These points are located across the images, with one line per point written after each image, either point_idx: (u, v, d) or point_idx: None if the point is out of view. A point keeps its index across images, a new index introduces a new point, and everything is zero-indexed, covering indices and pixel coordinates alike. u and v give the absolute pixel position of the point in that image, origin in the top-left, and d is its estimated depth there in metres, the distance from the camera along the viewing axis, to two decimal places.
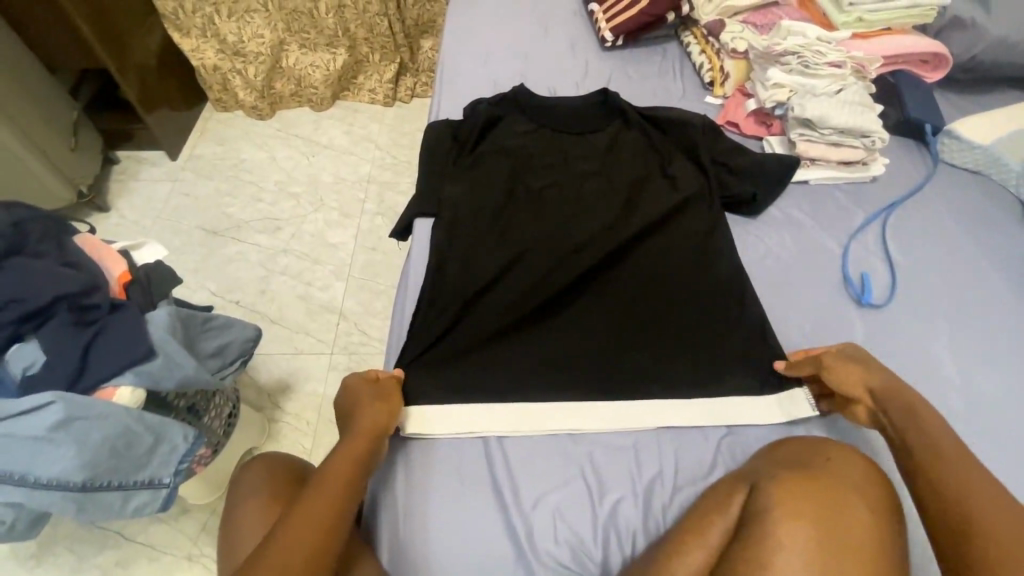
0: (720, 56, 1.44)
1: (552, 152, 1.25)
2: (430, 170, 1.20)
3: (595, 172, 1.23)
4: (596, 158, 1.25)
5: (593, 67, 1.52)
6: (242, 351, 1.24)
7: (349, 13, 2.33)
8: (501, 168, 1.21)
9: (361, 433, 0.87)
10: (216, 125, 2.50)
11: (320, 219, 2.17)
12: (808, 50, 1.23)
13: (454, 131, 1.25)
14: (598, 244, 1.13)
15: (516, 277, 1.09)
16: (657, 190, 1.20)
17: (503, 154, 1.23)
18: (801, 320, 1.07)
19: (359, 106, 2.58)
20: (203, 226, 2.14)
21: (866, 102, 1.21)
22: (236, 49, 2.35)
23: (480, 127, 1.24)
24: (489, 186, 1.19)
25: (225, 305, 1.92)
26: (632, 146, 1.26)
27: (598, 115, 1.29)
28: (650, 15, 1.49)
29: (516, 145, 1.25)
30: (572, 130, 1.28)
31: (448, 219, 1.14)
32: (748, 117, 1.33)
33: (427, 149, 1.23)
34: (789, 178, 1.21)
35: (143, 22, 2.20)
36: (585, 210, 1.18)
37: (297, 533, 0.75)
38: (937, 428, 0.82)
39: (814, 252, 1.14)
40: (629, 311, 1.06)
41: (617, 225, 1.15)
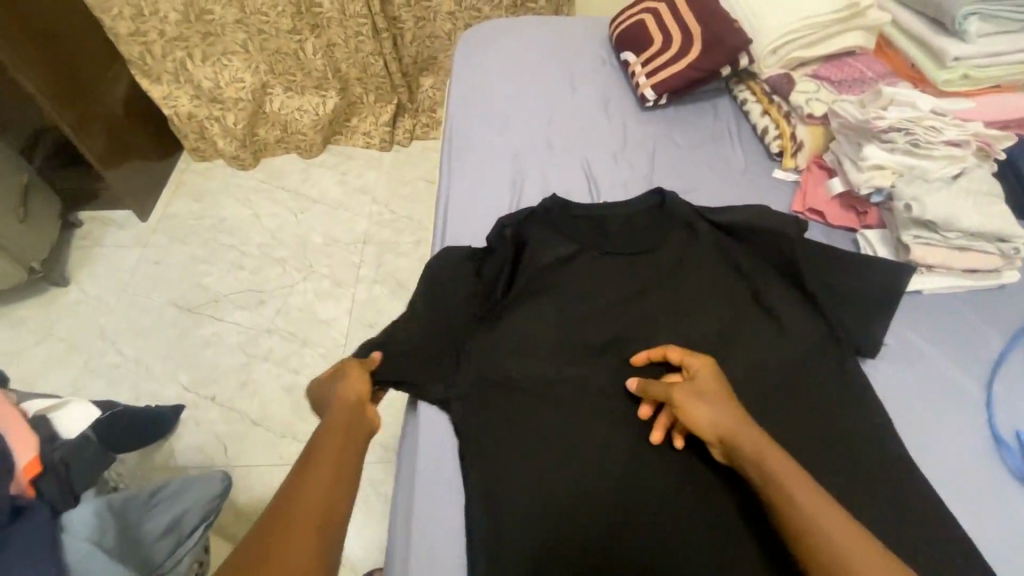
0: (789, 119, 1.19)
1: (613, 278, 0.98)
2: (444, 324, 0.89)
3: (666, 312, 0.95)
4: (667, 288, 0.97)
5: (633, 132, 1.25)
6: (205, 515, 0.98)
7: (339, 52, 2.08)
8: (545, 315, 0.93)
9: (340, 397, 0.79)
10: (193, 177, 2.23)
11: (310, 289, 1.90)
12: (919, 124, 0.97)
13: (473, 261, 0.95)
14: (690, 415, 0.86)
15: (591, 490, 0.80)
16: (750, 331, 0.94)
17: (543, 295, 0.96)
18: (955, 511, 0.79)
19: (352, 151, 2.32)
20: (174, 302, 1.87)
21: (995, 190, 0.95)
22: (212, 95, 2.09)
23: (508, 263, 0.95)
24: (532, 337, 0.91)
25: (199, 402, 1.65)
26: (710, 266, 0.99)
27: (658, 226, 1.01)
28: (700, 70, 1.24)
29: (557, 281, 0.97)
30: (634, 248, 0.99)
31: (479, 400, 0.86)
32: (833, 202, 1.07)
33: (435, 292, 0.92)
34: (903, 290, 0.94)
35: (108, 69, 1.95)
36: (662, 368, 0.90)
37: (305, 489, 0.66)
38: (780, 465, 0.70)
39: (946, 395, 0.88)
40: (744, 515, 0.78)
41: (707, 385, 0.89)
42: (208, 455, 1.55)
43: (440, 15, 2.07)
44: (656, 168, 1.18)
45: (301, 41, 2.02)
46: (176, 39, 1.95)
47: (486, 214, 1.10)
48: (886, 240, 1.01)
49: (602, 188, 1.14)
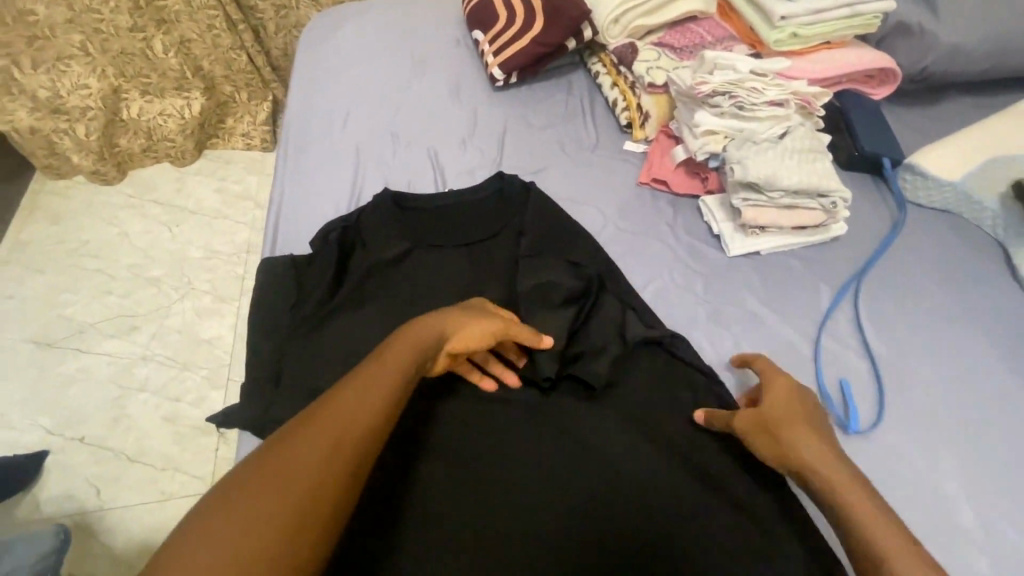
0: (634, 90, 1.17)
1: (447, 271, 0.95)
2: (267, 339, 0.88)
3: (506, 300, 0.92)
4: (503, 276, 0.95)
5: (484, 114, 1.20)
6: (48, 565, 0.94)
7: (196, 48, 1.93)
8: (375, 321, 0.90)
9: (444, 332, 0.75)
10: (49, 198, 2.02)
11: (189, 308, 1.77)
12: (742, 86, 0.97)
13: (297, 276, 0.93)
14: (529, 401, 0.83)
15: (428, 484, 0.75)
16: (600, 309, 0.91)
17: (376, 301, 0.92)
18: None
19: (231, 154, 2.17)
20: (33, 338, 1.69)
21: (818, 146, 0.97)
22: (54, 106, 1.88)
23: (332, 267, 0.92)
24: (364, 345, 0.87)
25: (65, 446, 1.51)
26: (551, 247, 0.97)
27: (496, 213, 1.00)
28: (545, 45, 1.20)
29: (387, 282, 0.94)
30: (467, 237, 0.98)
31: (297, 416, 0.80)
32: (676, 171, 1.07)
33: (258, 307, 0.91)
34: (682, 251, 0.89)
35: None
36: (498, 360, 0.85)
37: (296, 452, 0.56)
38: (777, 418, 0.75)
39: (778, 355, 0.89)
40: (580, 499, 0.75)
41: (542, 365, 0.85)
42: (79, 501, 1.43)
43: (302, 3, 1.97)
44: (507, 152, 1.14)
45: (147, 38, 1.85)
46: None
47: (324, 217, 1.03)
48: (725, 204, 1.01)
49: (448, 178, 1.09)
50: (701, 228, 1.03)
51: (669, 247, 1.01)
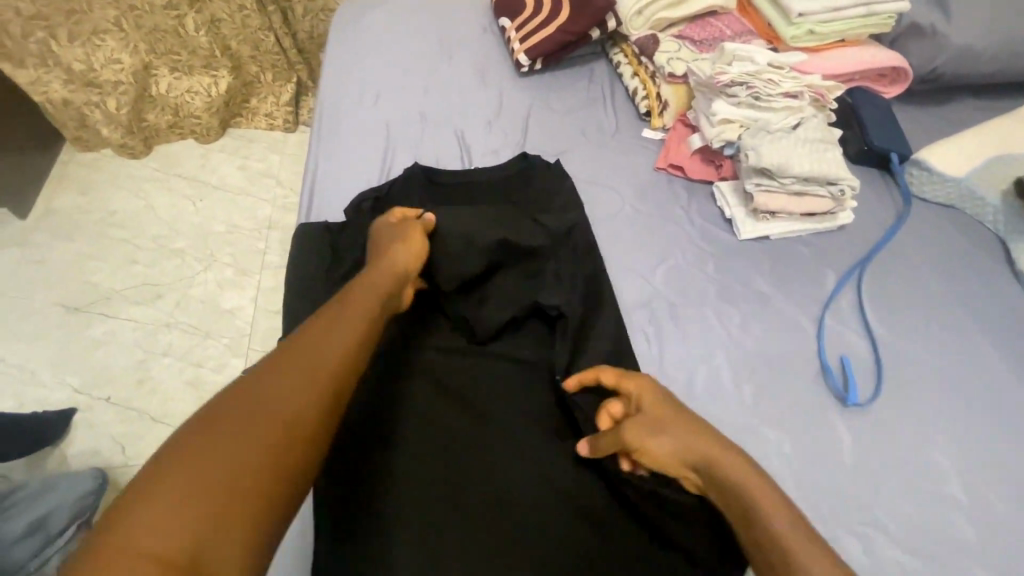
0: (654, 80, 1.22)
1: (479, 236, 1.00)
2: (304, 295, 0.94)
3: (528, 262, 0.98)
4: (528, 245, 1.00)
5: (509, 98, 1.25)
6: (76, 512, 1.04)
7: (226, 28, 1.98)
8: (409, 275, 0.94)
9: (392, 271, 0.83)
10: (77, 169, 2.08)
11: (211, 280, 1.83)
12: (759, 78, 1.02)
13: (331, 238, 0.98)
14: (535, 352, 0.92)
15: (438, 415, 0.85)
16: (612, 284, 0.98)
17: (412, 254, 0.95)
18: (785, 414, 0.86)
19: (254, 134, 2.23)
20: (61, 302, 1.76)
21: (829, 138, 1.02)
22: (87, 79, 1.94)
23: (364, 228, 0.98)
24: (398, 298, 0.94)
25: (92, 405, 1.57)
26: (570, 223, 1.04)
27: (518, 184, 1.06)
28: (570, 33, 1.25)
29: None
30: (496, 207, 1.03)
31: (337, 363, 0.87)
32: (692, 158, 1.12)
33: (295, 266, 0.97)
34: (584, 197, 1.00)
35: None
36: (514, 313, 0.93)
37: (271, 383, 0.59)
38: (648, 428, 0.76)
39: (783, 332, 0.94)
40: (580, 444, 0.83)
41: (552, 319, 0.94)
42: (104, 458, 1.49)
43: None
44: (530, 134, 1.19)
45: (180, 16, 1.91)
46: (36, 18, 1.79)
47: (356, 187, 1.08)
48: (738, 190, 1.06)
49: (475, 155, 1.15)
50: (714, 212, 1.08)
51: (683, 229, 1.06)
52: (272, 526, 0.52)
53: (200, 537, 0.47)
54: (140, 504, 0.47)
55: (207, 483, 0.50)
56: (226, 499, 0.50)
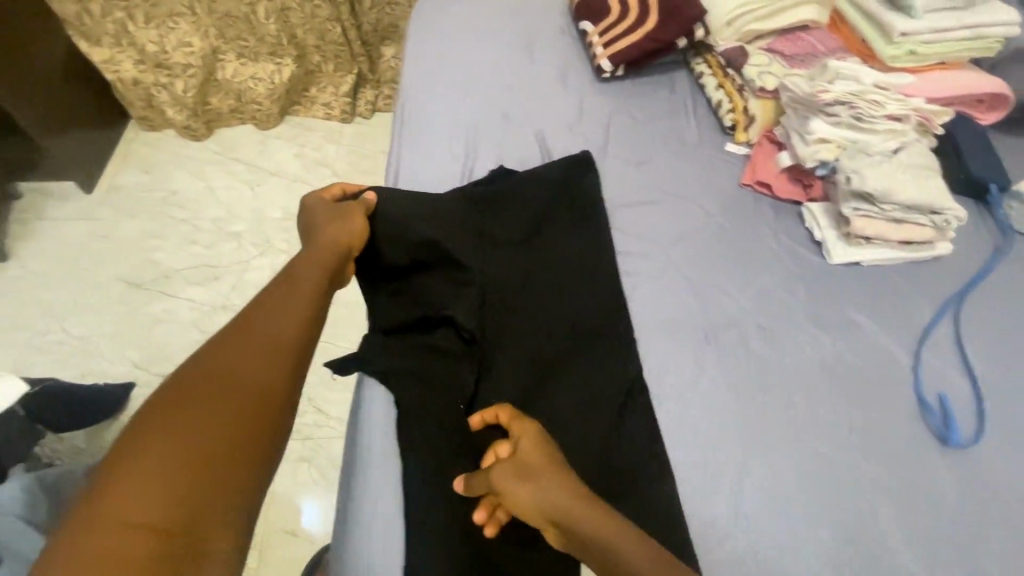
0: (741, 93, 1.19)
1: (512, 230, 1.01)
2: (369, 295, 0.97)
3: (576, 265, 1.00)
4: (557, 244, 1.02)
5: (590, 103, 1.24)
6: None
7: (294, 16, 2.00)
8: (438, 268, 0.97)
9: (326, 247, 0.88)
10: (142, 148, 2.13)
11: (267, 265, 1.86)
12: (863, 98, 0.99)
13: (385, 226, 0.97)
14: (553, 345, 0.92)
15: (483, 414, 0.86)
16: (700, 293, 0.98)
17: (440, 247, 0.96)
18: (881, 450, 0.84)
19: (311, 122, 2.25)
20: (123, 278, 1.80)
21: (931, 165, 0.98)
22: (158, 61, 1.98)
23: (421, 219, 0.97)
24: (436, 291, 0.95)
25: (150, 380, 1.60)
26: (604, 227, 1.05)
27: (568, 182, 1.07)
28: (657, 42, 1.23)
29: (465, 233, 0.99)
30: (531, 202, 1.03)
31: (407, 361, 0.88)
32: (780, 176, 1.09)
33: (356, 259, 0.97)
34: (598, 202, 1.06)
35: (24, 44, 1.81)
36: (559, 309, 0.96)
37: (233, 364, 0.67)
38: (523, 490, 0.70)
39: (874, 363, 0.91)
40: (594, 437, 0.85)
41: (568, 311, 0.96)
42: None
43: None
44: (611, 142, 1.18)
45: (252, 3, 1.93)
46: None
47: (438, 186, 1.09)
48: (830, 212, 1.03)
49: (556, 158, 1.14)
50: (802, 233, 1.05)
51: (769, 249, 1.03)
52: (253, 473, 0.61)
53: (186, 499, 0.56)
54: (110, 495, 0.54)
55: (177, 457, 0.57)
56: (200, 465, 0.58)
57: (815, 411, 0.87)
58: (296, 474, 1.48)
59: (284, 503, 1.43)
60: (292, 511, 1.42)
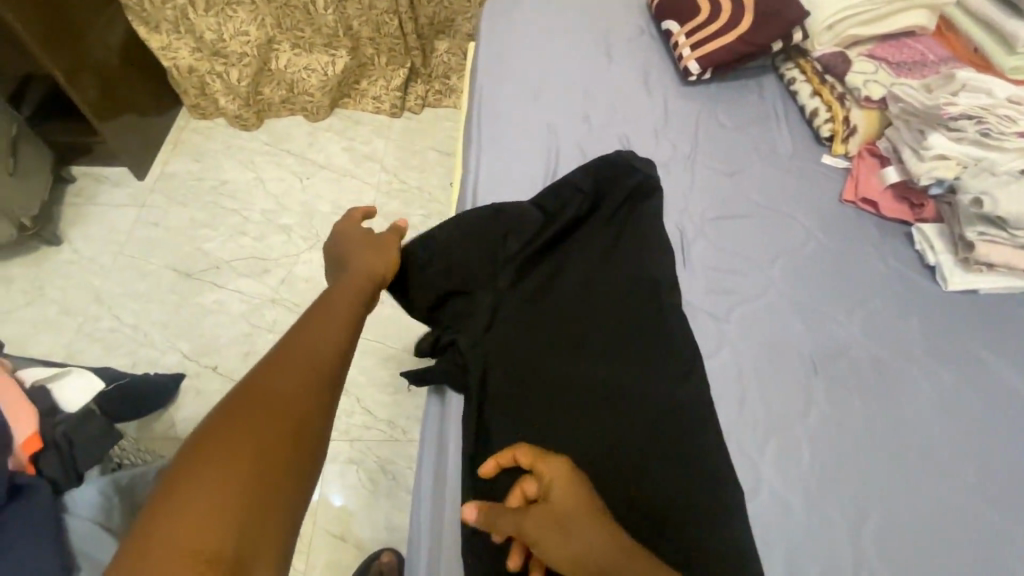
0: (842, 102, 1.11)
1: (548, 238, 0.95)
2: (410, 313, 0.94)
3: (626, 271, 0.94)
4: (571, 259, 0.96)
5: (675, 107, 1.18)
6: None
7: (352, 8, 1.96)
8: (439, 284, 0.93)
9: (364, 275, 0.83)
10: (194, 136, 2.12)
11: (316, 260, 1.83)
12: (993, 113, 0.91)
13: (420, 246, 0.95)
14: (557, 361, 0.86)
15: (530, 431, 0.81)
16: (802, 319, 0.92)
17: (454, 265, 0.92)
18: (1013, 501, 0.78)
19: (361, 116, 2.22)
20: (173, 267, 1.78)
21: None
22: (214, 49, 1.97)
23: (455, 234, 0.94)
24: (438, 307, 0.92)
25: (198, 372, 1.58)
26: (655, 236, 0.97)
27: (608, 181, 1.00)
28: (750, 44, 1.16)
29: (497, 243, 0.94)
30: (539, 211, 0.97)
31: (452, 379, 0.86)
32: (886, 193, 1.02)
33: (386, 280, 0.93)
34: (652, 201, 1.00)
35: (89, 24, 1.77)
36: (607, 317, 0.90)
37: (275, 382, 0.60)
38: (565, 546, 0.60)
39: (997, 404, 0.84)
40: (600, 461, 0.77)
41: (573, 324, 0.89)
42: None
43: None
44: (699, 149, 1.11)
45: None
46: None
47: (522, 190, 1.04)
48: (945, 235, 0.95)
49: None
50: (912, 256, 0.97)
51: (875, 272, 0.96)
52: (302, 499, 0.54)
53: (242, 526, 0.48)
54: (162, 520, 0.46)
55: (231, 477, 0.50)
56: (255, 487, 0.50)
57: (936, 454, 0.81)
58: (344, 477, 1.44)
59: (332, 506, 1.39)
60: (340, 515, 1.39)
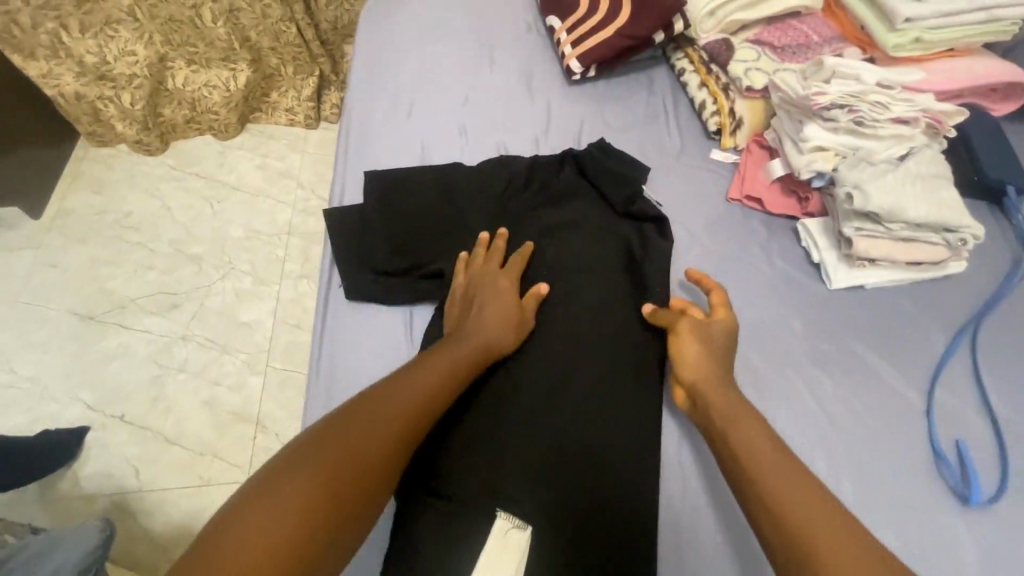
0: (727, 93, 1.06)
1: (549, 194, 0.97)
2: (383, 242, 0.90)
3: (618, 235, 0.93)
4: (569, 211, 0.95)
5: (559, 109, 1.11)
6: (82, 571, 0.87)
7: (245, 18, 1.84)
8: (434, 225, 0.93)
9: (477, 347, 0.78)
10: (93, 166, 1.99)
11: (230, 289, 1.73)
12: (864, 100, 0.86)
13: (405, 189, 0.95)
14: (550, 313, 0.87)
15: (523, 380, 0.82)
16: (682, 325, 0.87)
17: (452, 211, 0.94)
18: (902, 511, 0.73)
19: (274, 130, 2.11)
20: (75, 310, 1.68)
21: (945, 174, 0.85)
22: (101, 72, 1.84)
23: (449, 187, 0.96)
24: (352, 293, 0.88)
25: (104, 423, 1.49)
26: (595, 252, 0.91)
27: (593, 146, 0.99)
28: (630, 38, 1.09)
29: (493, 196, 0.95)
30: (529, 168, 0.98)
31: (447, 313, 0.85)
32: (772, 188, 0.97)
33: (369, 220, 0.93)
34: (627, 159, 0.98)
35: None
36: (601, 274, 0.90)
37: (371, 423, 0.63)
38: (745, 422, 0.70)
39: (886, 404, 0.80)
40: (522, 455, 0.77)
41: (533, 324, 0.86)
42: (117, 481, 1.42)
43: None
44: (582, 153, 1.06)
45: (196, 6, 1.77)
46: (45, 7, 1.67)
47: None
48: (829, 230, 0.91)
49: None
50: (798, 252, 0.93)
51: (761, 272, 0.92)
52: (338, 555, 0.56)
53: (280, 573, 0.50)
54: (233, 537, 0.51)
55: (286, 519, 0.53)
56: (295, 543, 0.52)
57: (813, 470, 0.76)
58: None
59: None
60: None
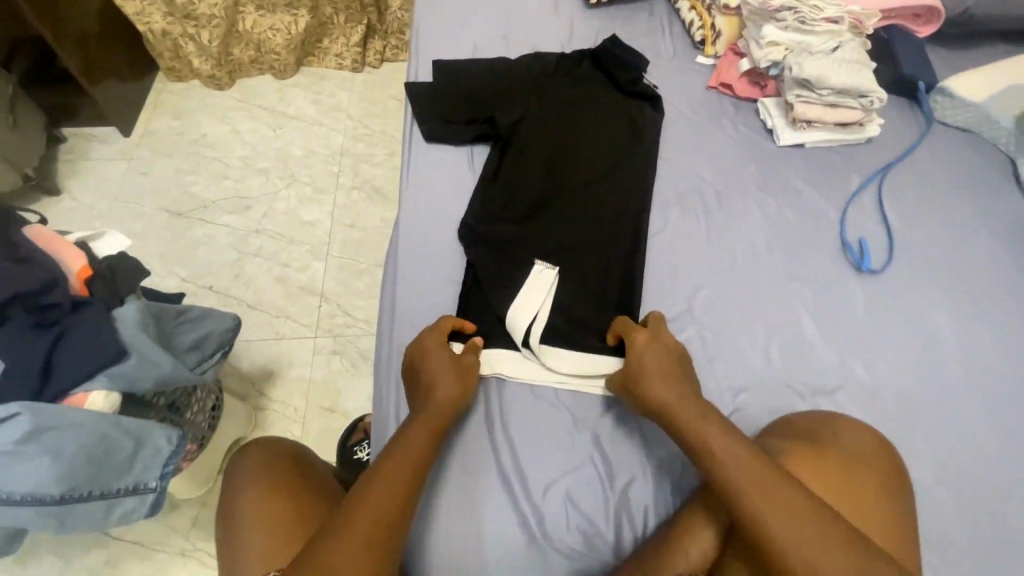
0: (710, 11, 1.36)
1: (573, 79, 1.27)
2: (449, 105, 1.21)
3: (624, 109, 1.25)
4: (587, 91, 1.26)
5: (579, 24, 1.43)
6: (222, 343, 1.16)
7: None
8: (485, 93, 1.23)
9: (434, 420, 0.84)
10: (171, 97, 2.31)
11: (294, 196, 2.05)
12: (805, 5, 1.19)
13: (465, 70, 1.26)
14: (571, 155, 1.18)
15: (553, 195, 1.14)
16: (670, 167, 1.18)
17: (500, 83, 1.24)
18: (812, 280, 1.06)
19: (325, 73, 2.43)
20: (165, 208, 2.00)
21: (864, 59, 1.17)
22: (185, 12, 2.14)
23: (498, 68, 1.26)
24: (429, 134, 1.18)
25: (196, 292, 1.82)
26: (605, 118, 1.23)
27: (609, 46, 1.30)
28: None
29: (530, 76, 1.25)
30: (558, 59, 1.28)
31: (500, 149, 1.17)
32: (741, 78, 1.28)
33: (438, 89, 1.23)
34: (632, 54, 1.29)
35: None
36: (609, 133, 1.21)
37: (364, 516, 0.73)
38: (708, 430, 0.79)
39: (812, 218, 1.13)
40: (552, 238, 1.08)
41: (560, 160, 1.17)
42: None
43: None
44: None
45: None
46: None
47: None
48: (780, 105, 1.23)
49: None
50: (758, 125, 1.25)
51: (729, 136, 1.23)
52: None
53: None
54: None
55: None
56: None
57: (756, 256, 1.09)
58: (331, 364, 1.72)
59: (322, 387, 1.67)
60: (327, 393, 1.66)
